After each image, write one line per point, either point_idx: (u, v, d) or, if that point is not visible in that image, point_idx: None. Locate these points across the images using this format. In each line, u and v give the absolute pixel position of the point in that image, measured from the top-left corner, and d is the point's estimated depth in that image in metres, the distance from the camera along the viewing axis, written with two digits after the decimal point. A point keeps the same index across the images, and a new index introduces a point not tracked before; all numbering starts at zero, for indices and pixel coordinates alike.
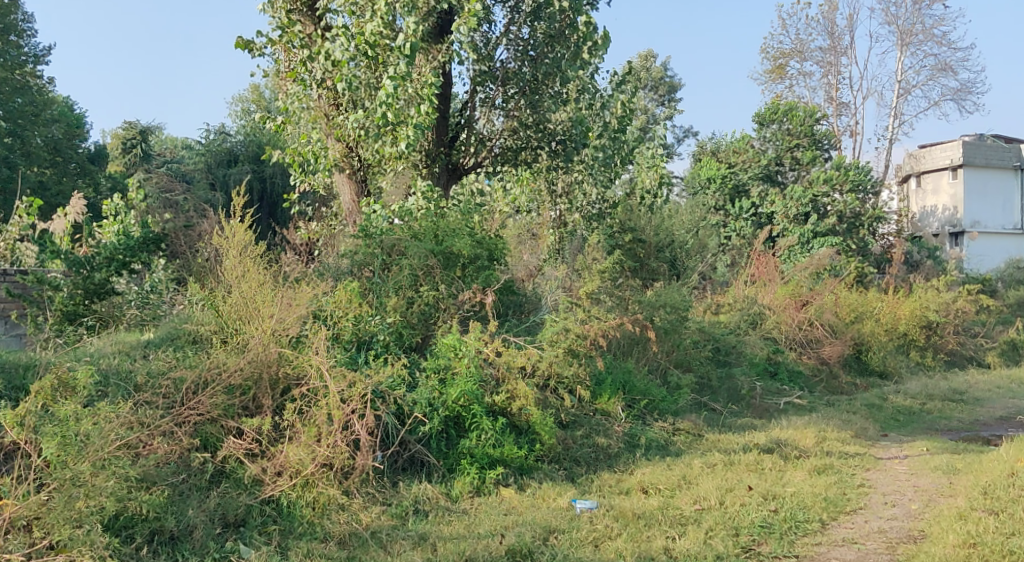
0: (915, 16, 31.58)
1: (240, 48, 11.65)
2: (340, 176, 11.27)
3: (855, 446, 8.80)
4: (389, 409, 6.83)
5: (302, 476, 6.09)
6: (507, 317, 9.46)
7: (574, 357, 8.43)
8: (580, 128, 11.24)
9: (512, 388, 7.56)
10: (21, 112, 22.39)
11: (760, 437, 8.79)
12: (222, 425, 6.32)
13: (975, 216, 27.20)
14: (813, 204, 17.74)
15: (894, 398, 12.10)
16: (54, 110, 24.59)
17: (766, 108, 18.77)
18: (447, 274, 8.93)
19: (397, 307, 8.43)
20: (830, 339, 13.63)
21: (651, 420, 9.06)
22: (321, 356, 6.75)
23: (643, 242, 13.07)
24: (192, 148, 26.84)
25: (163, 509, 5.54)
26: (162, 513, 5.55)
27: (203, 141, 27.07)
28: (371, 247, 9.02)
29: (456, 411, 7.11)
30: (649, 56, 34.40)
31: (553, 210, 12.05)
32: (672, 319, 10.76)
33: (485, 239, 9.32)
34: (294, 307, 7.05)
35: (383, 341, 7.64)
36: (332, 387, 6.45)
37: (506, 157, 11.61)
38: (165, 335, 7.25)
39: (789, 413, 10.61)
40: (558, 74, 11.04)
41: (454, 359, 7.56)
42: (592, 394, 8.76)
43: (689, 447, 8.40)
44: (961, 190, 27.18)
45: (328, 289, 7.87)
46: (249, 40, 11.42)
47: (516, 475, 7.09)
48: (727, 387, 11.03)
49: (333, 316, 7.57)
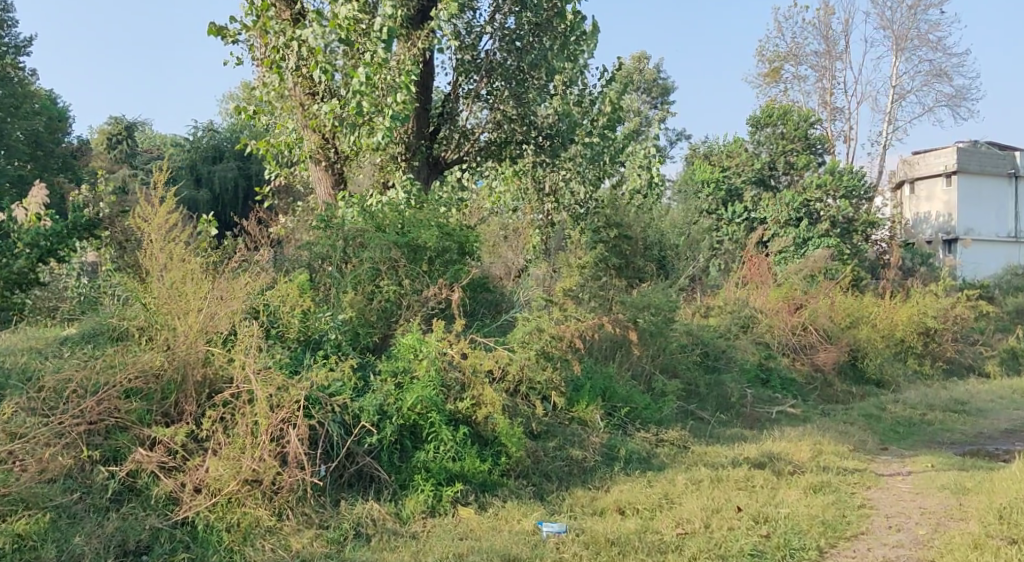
0: (910, 21, 30.98)
1: (211, 33, 10.63)
2: (317, 168, 10.44)
3: (854, 461, 8.04)
4: (331, 417, 6.05)
5: (223, 494, 5.39)
6: (478, 317, 8.69)
7: (548, 360, 7.68)
8: (567, 122, 10.44)
9: (478, 394, 6.80)
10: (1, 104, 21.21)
11: (750, 450, 8.03)
12: (135, 434, 5.63)
13: (969, 224, 26.50)
14: (805, 208, 17.16)
15: (892, 408, 11.37)
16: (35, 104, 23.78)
17: (759, 112, 18.05)
18: (412, 269, 8.16)
19: (354, 302, 7.74)
20: (825, 345, 12.96)
21: (633, 430, 8.29)
22: (253, 357, 6.01)
23: (630, 239, 11.90)
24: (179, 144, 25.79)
25: (42, 536, 4.91)
26: (39, 542, 4.89)
27: (191, 138, 26.24)
28: (329, 237, 8.26)
29: (411, 419, 6.36)
30: (640, 57, 33.59)
31: (540, 212, 11.35)
32: (658, 321, 10.08)
33: (454, 230, 8.52)
34: (228, 302, 6.28)
35: (334, 340, 6.83)
36: (261, 393, 5.71)
37: (490, 151, 10.76)
38: (93, 328, 6.63)
39: (782, 423, 9.85)
40: (545, 65, 10.21)
41: (414, 362, 6.81)
42: (568, 401, 8.01)
43: (673, 460, 7.64)
44: (955, 197, 26.50)
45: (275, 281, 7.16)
46: (222, 25, 10.45)
47: (477, 493, 6.33)
48: (715, 395, 10.30)
49: (277, 312, 6.83)
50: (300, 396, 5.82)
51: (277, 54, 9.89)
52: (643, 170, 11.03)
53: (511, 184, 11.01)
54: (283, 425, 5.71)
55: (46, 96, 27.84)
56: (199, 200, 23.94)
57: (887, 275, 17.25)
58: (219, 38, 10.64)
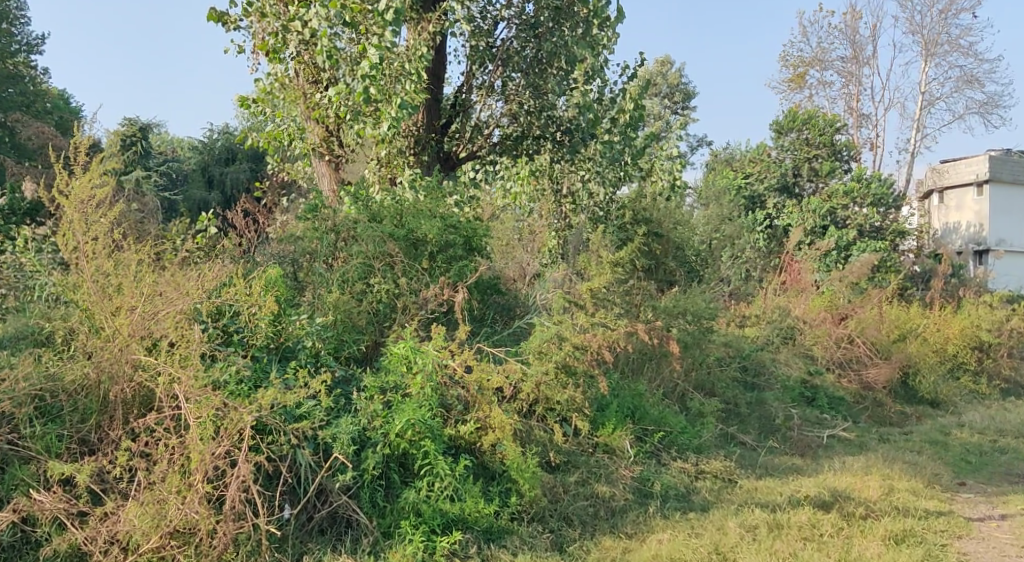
0: (941, 24, 29.59)
1: (211, 20, 9.58)
2: (320, 162, 9.27)
3: (935, 501, 6.74)
4: (295, 445, 4.95)
5: (143, 552, 4.51)
6: (487, 322, 7.45)
7: (570, 376, 6.38)
8: (588, 117, 9.11)
9: (485, 416, 5.64)
10: (10, 102, 18.81)
11: (808, 485, 6.75)
12: (40, 466, 4.71)
13: (1000, 235, 24.74)
14: (831, 217, 16.01)
15: (957, 433, 10.04)
16: (46, 103, 22.48)
17: (782, 117, 16.80)
18: (410, 266, 6.95)
19: (339, 303, 6.45)
20: (874, 361, 11.59)
21: (669, 459, 7.03)
22: (196, 371, 4.92)
23: (661, 237, 10.01)
24: (193, 147, 24.40)
25: None
26: None
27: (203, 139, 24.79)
28: (317, 229, 7.12)
29: (401, 449, 5.19)
30: (664, 62, 32.22)
31: (557, 216, 9.60)
32: (694, 331, 8.86)
33: (461, 222, 7.28)
34: (171, 300, 5.15)
35: (312, 349, 5.64)
36: (193, 422, 4.71)
37: (506, 147, 9.46)
38: (16, 329, 5.42)
39: (840, 450, 8.54)
40: (564, 52, 8.97)
41: (408, 377, 5.61)
42: (593, 423, 6.77)
43: (720, 498, 6.39)
44: (986, 207, 24.79)
45: (242, 277, 5.92)
46: (223, 10, 9.44)
47: (480, 543, 5.15)
48: (758, 416, 9.09)
49: (240, 314, 5.55)
50: (244, 422, 4.76)
51: (274, 38, 8.59)
52: (664, 173, 9.52)
53: (527, 186, 9.38)
54: (227, 459, 4.71)
55: (58, 93, 26.54)
56: (210, 202, 22.47)
57: (933, 285, 15.87)
58: (221, 25, 9.59)
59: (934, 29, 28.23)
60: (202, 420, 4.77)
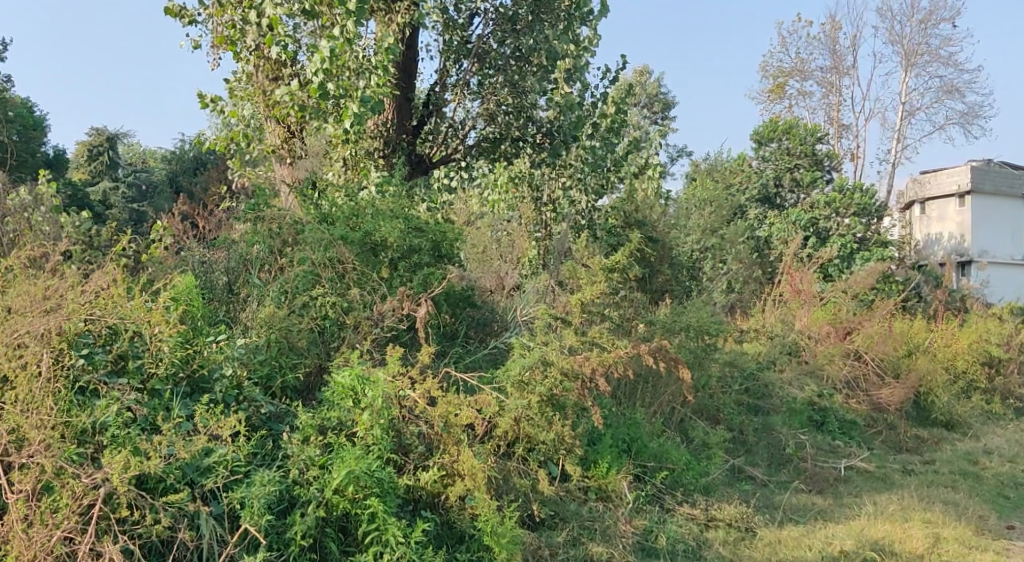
0: (922, 33, 28.82)
1: (171, 14, 8.42)
2: (283, 170, 7.90)
3: (991, 555, 5.65)
4: (176, 516, 3.98)
5: None
6: (457, 338, 6.30)
7: (557, 410, 5.29)
8: (572, 117, 7.87)
9: (450, 462, 4.63)
10: None
11: (841, 536, 5.62)
12: None
13: (984, 245, 22.66)
14: (814, 228, 14.75)
15: (985, 462, 8.94)
16: None
17: (763, 125, 15.86)
18: (362, 275, 5.77)
19: (272, 318, 5.30)
20: (885, 381, 10.48)
21: (674, 502, 5.91)
22: (47, 417, 4.01)
23: (658, 244, 8.81)
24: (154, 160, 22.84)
25: None
26: None
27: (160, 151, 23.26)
28: (258, 233, 6.01)
29: (341, 510, 4.21)
30: (643, 72, 31.16)
31: (538, 225, 8.43)
32: (695, 349, 7.76)
33: (427, 225, 6.11)
34: (27, 321, 4.24)
35: (234, 379, 4.62)
36: (15, 496, 3.85)
37: (484, 150, 8.20)
38: None
39: (863, 486, 7.44)
40: (544, 48, 7.67)
41: (356, 414, 4.54)
42: (583, 462, 5.68)
43: (737, 554, 5.28)
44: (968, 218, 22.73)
45: (133, 292, 4.95)
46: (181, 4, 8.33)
47: None
48: (767, 445, 7.98)
49: (139, 336, 4.48)
50: (94, 494, 3.87)
51: (233, 29, 7.45)
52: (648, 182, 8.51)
53: (506, 193, 8.22)
54: (66, 548, 3.79)
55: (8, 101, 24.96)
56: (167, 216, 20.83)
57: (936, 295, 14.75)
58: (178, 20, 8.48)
59: (914, 40, 27.52)
60: (30, 495, 3.88)
